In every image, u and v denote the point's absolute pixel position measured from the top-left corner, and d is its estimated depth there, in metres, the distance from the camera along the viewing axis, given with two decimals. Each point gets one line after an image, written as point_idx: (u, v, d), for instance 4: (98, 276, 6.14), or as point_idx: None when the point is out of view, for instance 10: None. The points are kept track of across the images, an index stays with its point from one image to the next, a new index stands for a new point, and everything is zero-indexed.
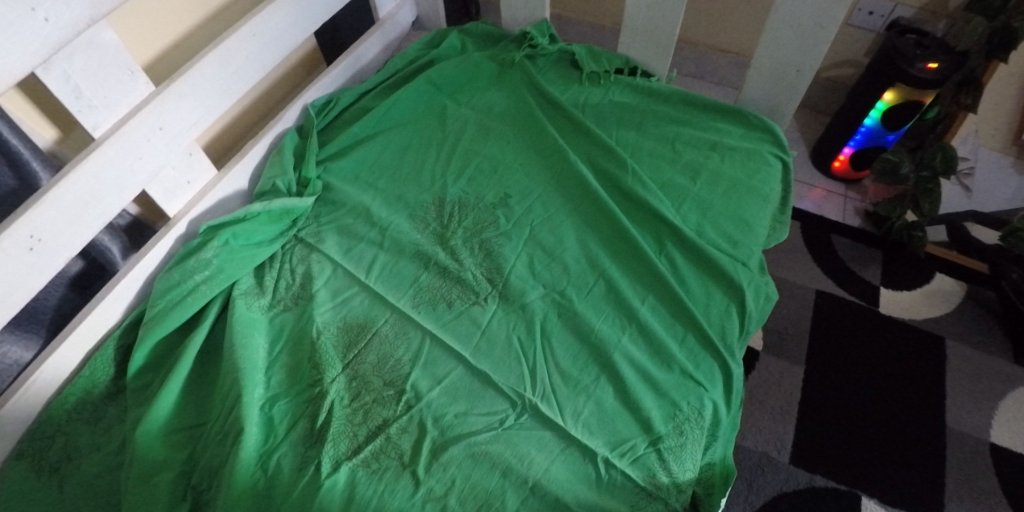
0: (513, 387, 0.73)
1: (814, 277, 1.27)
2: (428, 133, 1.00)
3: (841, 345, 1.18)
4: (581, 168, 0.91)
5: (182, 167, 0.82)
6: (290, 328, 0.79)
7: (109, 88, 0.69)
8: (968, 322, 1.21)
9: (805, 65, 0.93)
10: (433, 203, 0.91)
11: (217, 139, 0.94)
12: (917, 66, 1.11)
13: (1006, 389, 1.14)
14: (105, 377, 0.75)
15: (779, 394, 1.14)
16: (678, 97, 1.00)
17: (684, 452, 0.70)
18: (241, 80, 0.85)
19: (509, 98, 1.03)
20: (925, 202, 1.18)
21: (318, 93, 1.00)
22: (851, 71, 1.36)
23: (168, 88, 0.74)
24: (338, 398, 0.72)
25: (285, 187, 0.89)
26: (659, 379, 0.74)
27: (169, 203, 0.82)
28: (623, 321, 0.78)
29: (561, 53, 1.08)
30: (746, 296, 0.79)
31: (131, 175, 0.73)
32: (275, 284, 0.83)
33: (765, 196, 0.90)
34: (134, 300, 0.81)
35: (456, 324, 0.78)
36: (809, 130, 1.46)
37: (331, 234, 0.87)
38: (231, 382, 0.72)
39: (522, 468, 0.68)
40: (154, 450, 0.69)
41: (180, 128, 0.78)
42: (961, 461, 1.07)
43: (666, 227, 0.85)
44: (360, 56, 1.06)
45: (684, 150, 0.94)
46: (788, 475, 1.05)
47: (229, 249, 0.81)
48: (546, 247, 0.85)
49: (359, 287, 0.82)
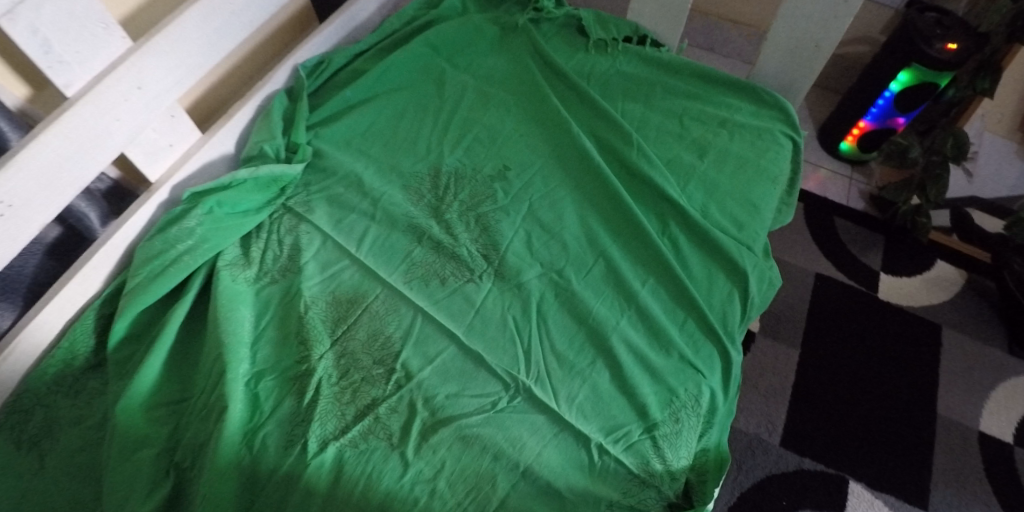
0: (506, 369, 0.71)
1: (814, 260, 1.25)
2: (425, 99, 0.95)
3: (838, 328, 1.16)
4: (585, 142, 0.87)
5: (163, 128, 0.78)
6: (278, 301, 0.76)
7: (82, 42, 0.64)
8: (966, 310, 1.20)
9: (824, 40, 0.89)
10: (428, 174, 0.87)
11: (202, 98, 0.89)
12: (936, 46, 1.07)
13: (998, 379, 1.13)
14: (85, 347, 0.73)
15: (773, 377, 1.12)
16: (689, 69, 0.95)
17: (679, 439, 0.68)
18: (225, 37, 0.80)
19: (511, 65, 0.99)
20: (931, 188, 1.16)
21: (310, 52, 0.95)
22: (865, 48, 1.32)
23: (147, 43, 0.70)
24: (326, 375, 0.70)
25: (273, 151, 0.85)
26: (657, 364, 0.71)
27: (150, 167, 0.78)
28: (623, 304, 0.76)
29: (567, 19, 1.03)
30: (749, 281, 0.76)
31: (109, 137, 0.69)
32: (263, 255, 0.80)
33: (773, 178, 0.87)
34: (114, 268, 0.78)
35: (449, 302, 0.75)
36: (818, 109, 1.42)
37: (321, 204, 0.84)
38: (215, 357, 0.70)
39: (514, 453, 0.66)
40: (136, 426, 0.67)
41: (160, 87, 0.73)
42: (950, 447, 1.06)
43: (670, 207, 0.81)
44: (355, 14, 1.00)
45: (692, 126, 0.90)
46: (778, 457, 1.04)
47: (214, 219, 0.78)
48: (544, 224, 0.82)
49: (349, 260, 0.79)
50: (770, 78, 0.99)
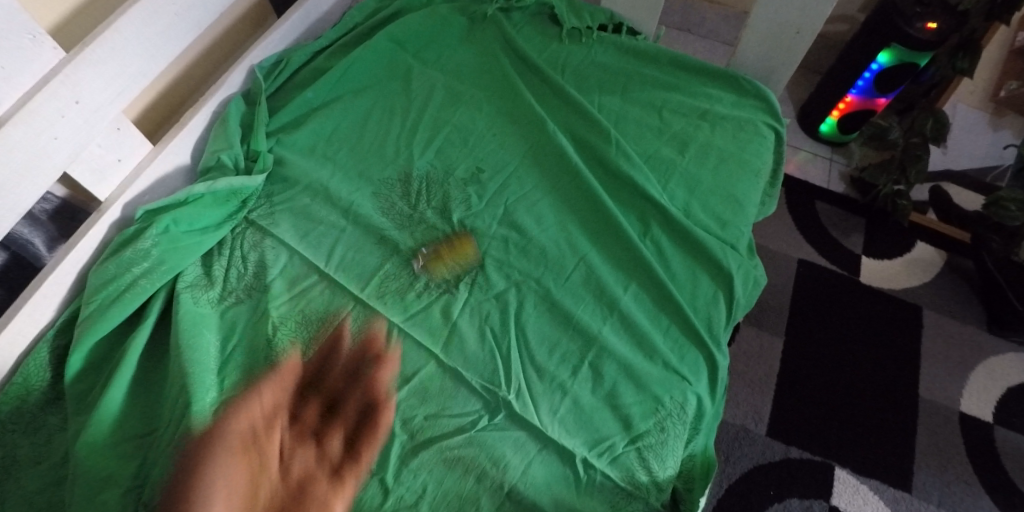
0: (485, 384, 0.68)
1: (796, 246, 1.22)
2: (392, 97, 0.90)
3: (820, 314, 1.14)
4: (561, 139, 0.83)
5: (109, 143, 0.72)
6: (244, 323, 0.72)
7: (8, 56, 0.59)
8: (946, 291, 1.18)
9: (805, 26, 0.87)
10: (398, 180, 0.83)
11: (151, 106, 0.83)
12: (916, 26, 1.05)
13: (977, 358, 1.11)
14: (41, 382, 0.68)
15: (758, 366, 1.09)
16: (667, 59, 0.92)
17: (665, 449, 0.66)
18: (170, 40, 0.74)
19: (481, 58, 0.94)
20: (911, 170, 1.14)
21: (267, 51, 0.89)
22: (844, 26, 1.29)
23: (82, 53, 0.64)
24: (298, 401, 0.67)
25: (232, 161, 0.80)
26: (640, 372, 0.69)
27: (97, 186, 0.74)
28: (605, 311, 0.73)
29: (539, 6, 0.98)
30: (734, 282, 0.74)
31: (47, 157, 0.64)
32: (226, 274, 0.75)
33: (756, 171, 0.84)
34: (67, 295, 0.73)
35: (425, 317, 0.72)
36: (797, 89, 1.39)
37: (286, 216, 0.80)
38: (179, 388, 0.66)
39: (497, 473, 0.64)
40: (101, 465, 0.63)
41: (101, 99, 0.68)
42: (931, 427, 1.04)
43: (651, 206, 0.79)
44: (313, 8, 0.94)
45: (672, 120, 0.87)
46: (764, 447, 1.01)
47: (171, 237, 0.73)
48: (522, 228, 0.79)
49: (317, 276, 0.75)
50: (749, 65, 0.96)
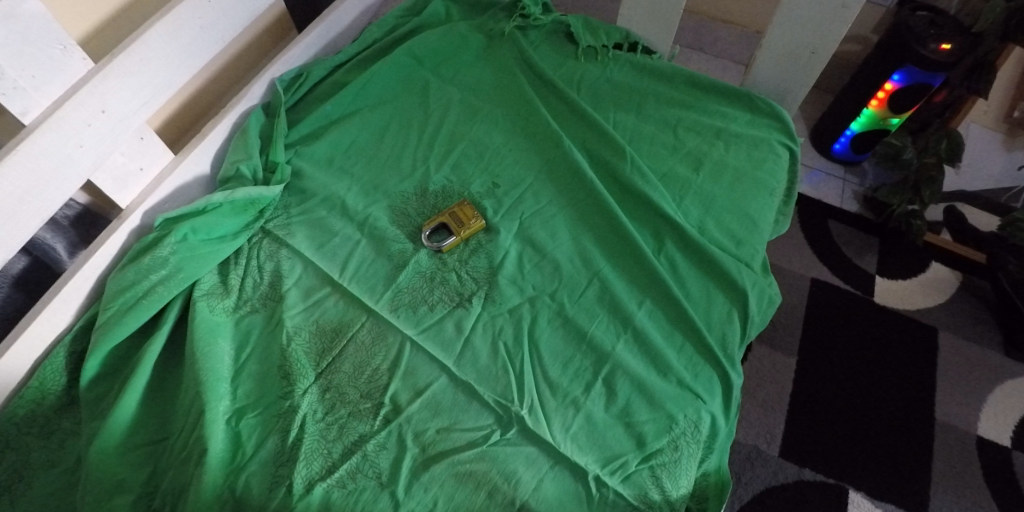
0: (498, 399, 0.68)
1: (809, 265, 1.21)
2: (409, 112, 0.91)
3: (833, 334, 1.13)
4: (576, 155, 0.84)
5: (133, 152, 0.74)
6: (259, 332, 0.73)
7: (37, 65, 0.60)
8: (962, 313, 1.17)
9: (821, 47, 0.87)
10: (414, 194, 0.83)
11: (173, 118, 0.84)
12: (930, 46, 1.05)
13: (996, 382, 1.09)
14: (56, 386, 0.69)
15: (771, 386, 1.08)
16: (682, 77, 0.92)
17: (678, 468, 0.65)
18: (196, 52, 0.76)
19: (498, 74, 0.95)
20: (925, 191, 1.14)
21: (287, 65, 0.90)
22: (857, 47, 1.29)
23: (110, 64, 0.65)
24: (310, 411, 0.67)
25: (250, 172, 0.81)
26: (655, 389, 0.68)
27: (120, 193, 0.75)
28: (618, 327, 0.73)
29: (555, 25, 1.00)
30: (749, 300, 0.74)
31: (72, 164, 0.65)
32: (241, 283, 0.76)
33: (771, 190, 0.84)
34: (85, 300, 0.73)
35: (438, 330, 0.72)
36: (810, 109, 1.40)
37: (301, 228, 0.80)
38: (193, 395, 0.66)
39: (508, 489, 0.63)
40: (113, 469, 0.63)
41: (126, 109, 0.69)
42: (949, 452, 1.02)
43: (666, 223, 0.79)
44: (333, 24, 0.96)
45: (687, 138, 0.87)
46: (777, 468, 1.00)
47: (188, 245, 0.74)
48: (537, 243, 0.79)
49: (332, 288, 0.76)
50: (765, 84, 0.97)
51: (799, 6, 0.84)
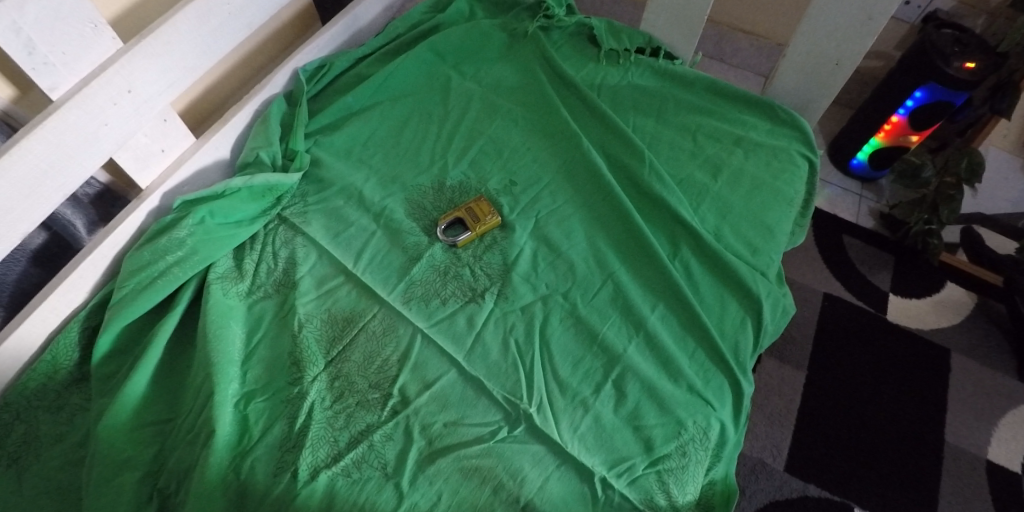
0: (508, 397, 0.67)
1: (823, 279, 1.20)
2: (429, 108, 0.92)
3: (845, 350, 1.12)
4: (593, 155, 0.84)
5: (156, 134, 0.75)
6: (271, 317, 0.73)
7: (68, 43, 0.61)
8: (976, 334, 1.15)
9: (845, 59, 0.87)
10: (431, 187, 0.84)
11: (192, 104, 0.85)
12: (954, 65, 1.04)
13: (1008, 406, 1.08)
14: (68, 361, 0.69)
15: (781, 399, 1.07)
16: (703, 83, 0.92)
17: (685, 474, 0.65)
18: (221, 38, 0.76)
19: (520, 73, 0.96)
20: (942, 209, 1.11)
21: (311, 55, 0.91)
22: (880, 63, 1.28)
23: (138, 44, 0.66)
24: (318, 399, 0.67)
25: (269, 159, 0.81)
26: (665, 393, 0.68)
27: (141, 174, 0.75)
28: (630, 329, 0.72)
29: (578, 27, 1.00)
30: (763, 308, 0.73)
31: (96, 141, 0.65)
32: (256, 268, 0.76)
33: (789, 200, 0.83)
34: (101, 277, 0.74)
35: (449, 324, 0.72)
36: (829, 123, 1.39)
37: (318, 217, 0.81)
38: (204, 376, 0.66)
39: (514, 486, 0.62)
40: (121, 445, 0.63)
41: (152, 91, 0.70)
42: (957, 476, 1.00)
43: (682, 228, 0.78)
44: (357, 17, 0.97)
45: (706, 144, 0.87)
46: (782, 482, 0.98)
47: (205, 228, 0.74)
48: (552, 241, 0.79)
49: (345, 277, 0.76)
50: (786, 95, 0.96)
51: (824, 16, 0.84)
